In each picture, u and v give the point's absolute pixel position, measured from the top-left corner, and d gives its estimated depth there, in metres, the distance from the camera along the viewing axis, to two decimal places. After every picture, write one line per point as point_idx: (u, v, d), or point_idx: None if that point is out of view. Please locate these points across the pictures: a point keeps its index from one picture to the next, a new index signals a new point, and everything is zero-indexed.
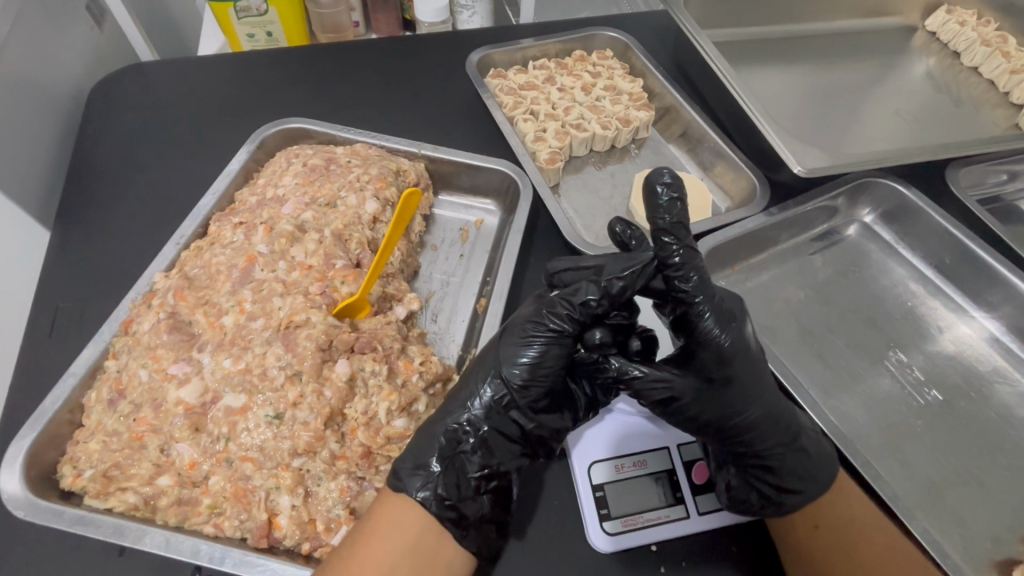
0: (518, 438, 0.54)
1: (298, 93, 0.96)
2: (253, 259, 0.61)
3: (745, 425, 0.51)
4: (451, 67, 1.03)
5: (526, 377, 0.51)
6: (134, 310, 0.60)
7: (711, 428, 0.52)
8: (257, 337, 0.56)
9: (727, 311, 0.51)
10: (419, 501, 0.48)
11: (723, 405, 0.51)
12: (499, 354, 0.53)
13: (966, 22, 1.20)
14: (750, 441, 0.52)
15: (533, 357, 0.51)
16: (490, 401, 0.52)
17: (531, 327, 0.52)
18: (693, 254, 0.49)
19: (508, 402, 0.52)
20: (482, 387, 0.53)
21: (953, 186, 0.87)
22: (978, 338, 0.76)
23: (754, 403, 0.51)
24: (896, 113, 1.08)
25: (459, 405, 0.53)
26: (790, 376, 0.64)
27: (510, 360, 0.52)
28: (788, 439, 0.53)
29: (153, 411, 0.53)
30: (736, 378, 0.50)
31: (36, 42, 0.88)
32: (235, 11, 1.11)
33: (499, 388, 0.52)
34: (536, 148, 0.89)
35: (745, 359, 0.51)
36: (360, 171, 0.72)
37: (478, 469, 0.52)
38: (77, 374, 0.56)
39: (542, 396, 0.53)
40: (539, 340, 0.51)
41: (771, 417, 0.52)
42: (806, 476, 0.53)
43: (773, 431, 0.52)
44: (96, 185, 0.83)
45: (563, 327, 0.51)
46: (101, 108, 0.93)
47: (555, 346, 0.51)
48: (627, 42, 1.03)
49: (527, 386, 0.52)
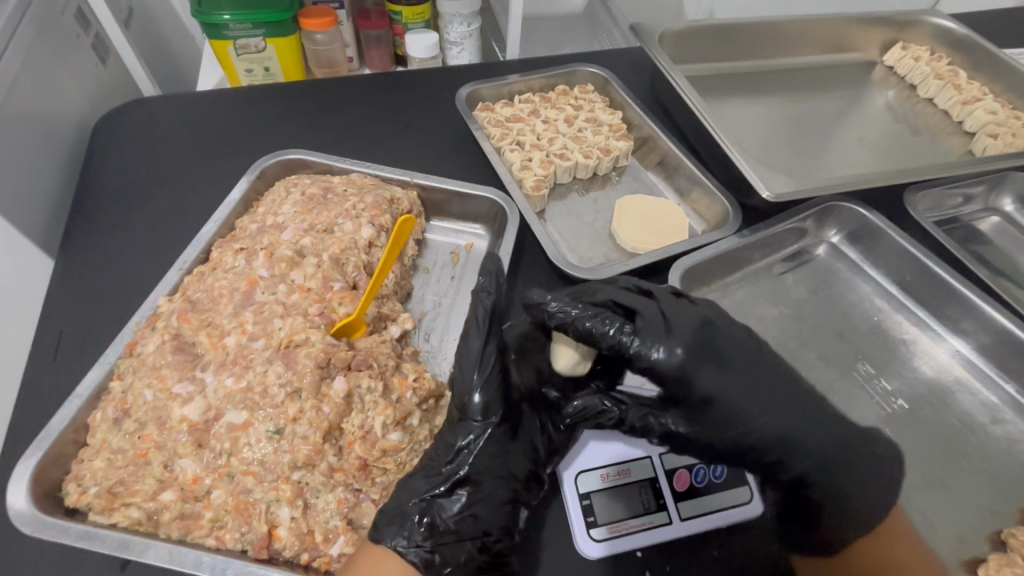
0: (501, 473, 0.57)
1: (295, 126, 1.01)
2: (254, 282, 0.64)
3: (761, 441, 0.62)
4: (441, 101, 1.09)
5: (482, 409, 0.58)
6: (139, 333, 0.62)
7: (724, 450, 0.62)
8: (258, 356, 0.58)
9: (662, 331, 0.62)
10: (393, 549, 0.51)
11: (724, 427, 0.62)
12: (457, 394, 0.59)
13: (920, 57, 1.30)
14: (776, 457, 0.63)
15: (480, 397, 0.58)
16: (461, 446, 0.57)
17: (464, 371, 0.59)
18: (596, 316, 0.61)
19: (485, 435, 0.58)
20: (456, 435, 0.58)
21: (912, 209, 0.94)
22: (939, 348, 0.81)
23: (738, 416, 0.63)
24: (858, 141, 1.16)
25: (437, 456, 0.58)
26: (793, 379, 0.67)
27: (467, 405, 0.58)
28: (807, 441, 0.64)
29: (158, 429, 0.55)
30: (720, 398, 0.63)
31: (42, 78, 0.92)
32: (235, 48, 1.17)
33: (472, 428, 0.58)
34: (523, 176, 0.94)
35: (699, 371, 0.62)
36: (356, 200, 0.76)
37: (458, 513, 0.55)
38: (83, 396, 0.58)
39: (503, 424, 0.59)
40: (478, 378, 0.58)
41: (777, 425, 0.63)
42: (855, 480, 0.63)
43: (773, 429, 0.63)
44: (98, 215, 0.86)
45: (483, 355, 0.59)
46: (103, 141, 0.96)
47: (487, 359, 0.59)
48: (607, 76, 1.10)
49: (488, 415, 0.58)
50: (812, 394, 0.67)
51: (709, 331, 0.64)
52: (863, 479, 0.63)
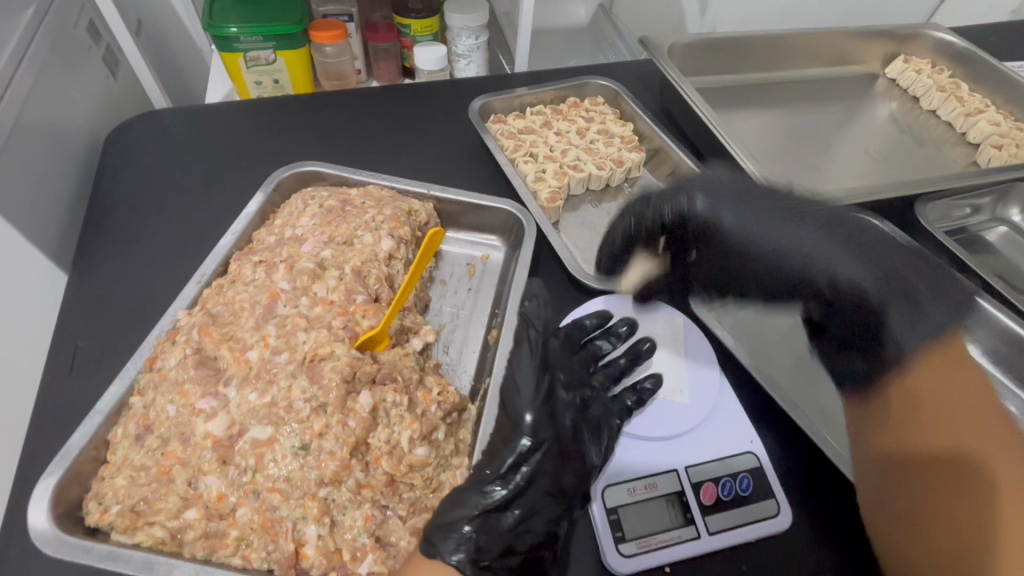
0: (552, 489, 0.56)
1: (308, 138, 1.01)
2: (275, 295, 0.64)
3: (801, 271, 0.68)
4: (453, 113, 1.09)
5: (531, 428, 0.58)
6: (159, 347, 0.62)
7: (750, 272, 0.72)
8: (281, 371, 0.58)
9: (679, 186, 0.72)
10: (453, 564, 0.50)
11: (758, 259, 0.70)
12: (510, 413, 0.60)
13: (921, 70, 1.32)
14: (817, 277, 0.68)
15: (529, 419, 0.58)
16: (513, 461, 0.56)
17: (515, 396, 0.61)
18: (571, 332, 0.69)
19: (535, 454, 0.57)
20: (510, 449, 0.57)
21: (923, 219, 0.95)
22: None
23: (776, 247, 0.69)
24: (864, 152, 1.18)
25: (492, 470, 0.56)
26: (841, 224, 0.69)
27: (517, 424, 0.59)
28: (850, 259, 0.67)
29: (182, 445, 0.54)
30: (735, 227, 0.70)
31: (54, 91, 0.92)
32: (245, 60, 1.18)
33: (523, 443, 0.57)
34: (537, 188, 0.95)
35: (713, 216, 0.70)
36: (375, 212, 0.76)
37: (512, 526, 0.54)
38: (103, 412, 0.57)
39: (551, 444, 0.58)
40: (530, 405, 0.59)
41: (815, 247, 0.68)
42: (907, 316, 0.63)
43: (820, 259, 0.67)
44: (112, 227, 0.85)
45: (533, 380, 0.61)
46: (116, 154, 0.96)
47: (539, 376, 0.62)
48: (617, 89, 1.11)
49: (535, 436, 0.57)
50: (857, 228, 0.69)
51: (728, 177, 0.73)
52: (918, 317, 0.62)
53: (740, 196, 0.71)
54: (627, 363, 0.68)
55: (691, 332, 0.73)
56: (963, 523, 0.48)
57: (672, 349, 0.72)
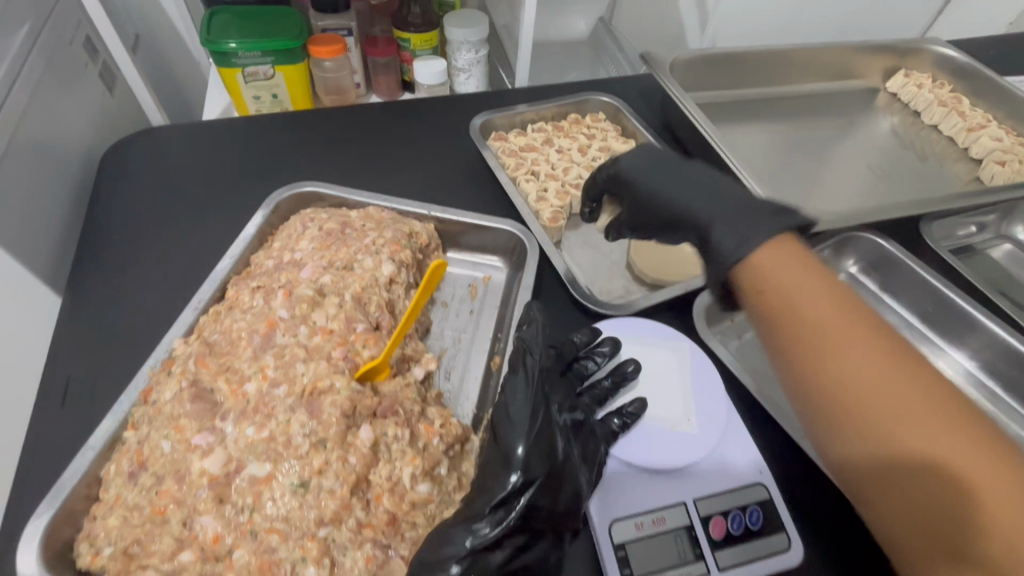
0: (543, 525, 0.54)
1: (307, 156, 1.00)
2: (274, 324, 0.62)
3: (669, 213, 0.72)
4: (453, 130, 1.08)
5: (525, 463, 0.54)
6: (155, 378, 0.60)
7: (642, 223, 0.79)
8: (280, 404, 0.56)
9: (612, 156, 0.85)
10: None
11: (643, 208, 0.77)
12: (502, 446, 0.57)
13: (922, 85, 1.31)
14: (681, 219, 0.70)
15: (523, 451, 0.55)
16: (505, 497, 0.53)
17: (507, 424, 0.58)
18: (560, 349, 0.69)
19: (530, 490, 0.54)
20: (500, 482, 0.54)
21: (929, 238, 0.94)
22: (963, 382, 0.81)
23: (654, 195, 0.74)
24: (866, 168, 1.17)
25: (481, 503, 0.54)
26: (717, 184, 0.69)
27: (510, 457, 0.55)
28: (710, 203, 0.67)
29: (177, 483, 0.52)
30: (633, 177, 0.78)
31: (49, 110, 0.91)
32: (243, 75, 1.16)
33: (514, 477, 0.54)
34: (539, 208, 0.93)
35: (625, 175, 0.80)
36: (375, 235, 0.74)
37: (502, 563, 0.52)
38: (95, 448, 0.56)
39: (544, 482, 0.55)
40: (525, 435, 0.56)
41: (682, 195, 0.71)
42: (736, 218, 0.63)
43: (680, 200, 0.70)
44: (107, 249, 0.84)
45: (525, 407, 0.59)
46: (112, 173, 0.95)
47: (534, 410, 0.59)
48: (618, 106, 1.10)
49: (530, 470, 0.54)
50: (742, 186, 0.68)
51: (644, 147, 0.81)
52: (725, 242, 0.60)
53: (648, 166, 0.78)
54: (612, 386, 0.68)
55: (696, 359, 0.72)
56: (953, 508, 0.43)
57: (676, 373, 0.71)
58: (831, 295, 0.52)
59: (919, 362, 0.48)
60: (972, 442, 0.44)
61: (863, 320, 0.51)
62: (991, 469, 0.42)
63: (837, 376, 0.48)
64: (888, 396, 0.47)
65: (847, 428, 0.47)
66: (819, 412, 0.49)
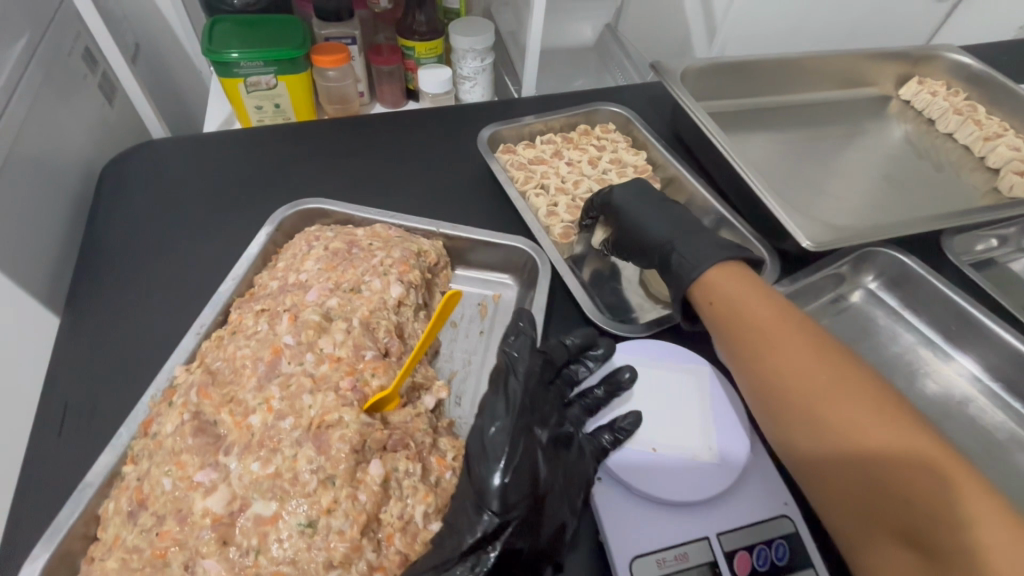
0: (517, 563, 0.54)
1: (311, 169, 0.98)
2: (279, 351, 0.60)
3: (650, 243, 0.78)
4: (460, 142, 1.06)
5: (502, 501, 0.52)
6: (155, 409, 0.58)
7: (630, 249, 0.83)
8: (286, 438, 0.54)
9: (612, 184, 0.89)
10: None
11: (631, 235, 0.81)
12: (476, 479, 0.54)
13: (936, 93, 1.29)
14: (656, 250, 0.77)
15: (500, 484, 0.53)
16: (481, 537, 0.51)
17: (483, 453, 0.55)
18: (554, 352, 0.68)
19: (505, 529, 0.52)
20: (474, 522, 0.52)
21: (950, 253, 0.91)
22: (991, 405, 0.77)
23: (640, 226, 0.80)
24: (881, 178, 1.15)
25: (453, 543, 0.52)
26: (688, 223, 0.79)
27: (485, 492, 0.53)
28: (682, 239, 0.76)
29: (178, 524, 0.50)
30: (621, 207, 0.84)
31: (48, 124, 0.89)
32: (245, 85, 1.14)
33: (488, 516, 0.52)
34: (550, 223, 0.91)
35: (616, 203, 0.85)
36: (383, 255, 0.72)
37: None
38: (94, 484, 0.53)
39: (521, 522, 0.53)
40: (503, 467, 0.54)
41: (654, 222, 0.79)
42: (697, 249, 0.73)
43: (658, 232, 0.78)
44: (105, 267, 0.81)
45: (505, 434, 0.56)
46: (111, 187, 0.93)
47: (514, 441, 0.56)
48: (628, 116, 1.08)
49: (507, 507, 0.52)
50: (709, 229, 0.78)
51: (637, 181, 0.88)
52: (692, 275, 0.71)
53: (636, 199, 0.84)
54: (605, 395, 0.68)
55: (716, 383, 0.70)
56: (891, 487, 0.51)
57: (696, 398, 0.68)
58: (768, 303, 0.64)
59: (841, 354, 0.60)
60: (889, 415, 0.53)
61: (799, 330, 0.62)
62: (908, 436, 0.52)
63: (775, 371, 0.60)
64: (828, 391, 0.56)
65: (791, 415, 0.57)
66: (770, 404, 0.60)
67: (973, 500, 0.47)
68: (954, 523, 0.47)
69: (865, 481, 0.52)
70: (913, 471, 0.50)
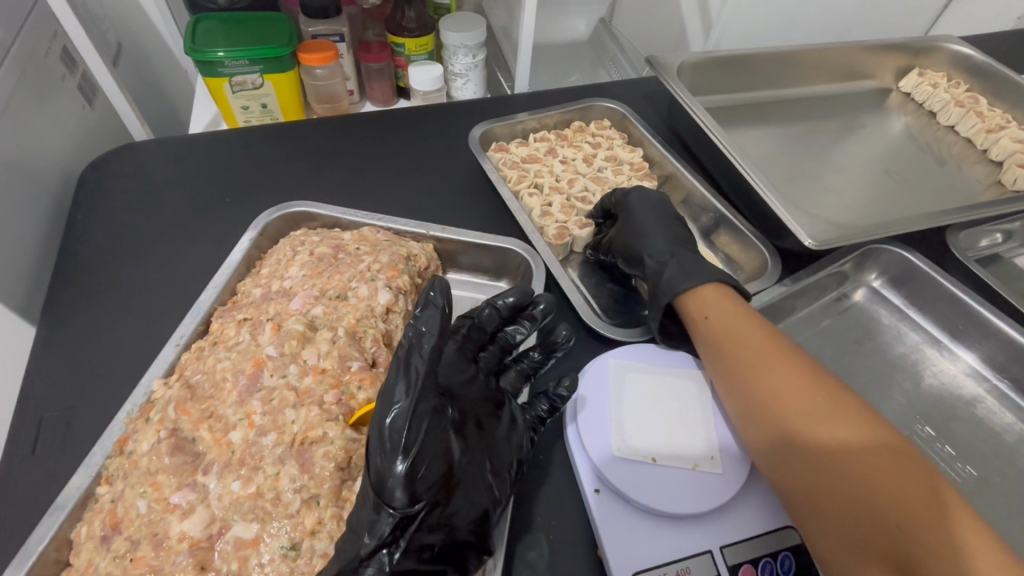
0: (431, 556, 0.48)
1: (299, 171, 0.95)
2: (261, 363, 0.57)
3: (642, 250, 0.76)
4: (452, 141, 1.03)
5: (407, 492, 0.46)
6: (132, 426, 0.56)
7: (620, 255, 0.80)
8: (268, 455, 0.51)
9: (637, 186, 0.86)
10: None
11: (625, 238, 0.79)
12: (373, 471, 0.47)
13: (938, 84, 1.26)
14: (647, 258, 0.75)
15: (404, 472, 0.46)
16: (387, 535, 0.45)
17: (384, 438, 0.48)
18: (486, 316, 0.62)
19: (411, 521, 0.47)
20: (377, 518, 0.46)
21: (954, 249, 0.89)
22: (998, 405, 0.75)
23: (637, 230, 0.78)
24: (881, 172, 1.12)
25: (354, 536, 0.46)
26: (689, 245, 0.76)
27: (386, 485, 0.46)
28: (675, 254, 0.74)
29: (154, 550, 0.47)
30: (634, 207, 0.81)
31: (23, 128, 0.86)
32: (230, 85, 1.11)
33: (391, 511, 0.46)
34: (544, 224, 0.89)
35: (633, 202, 0.82)
36: (370, 260, 0.69)
37: None
38: (65, 507, 0.51)
39: (429, 510, 0.48)
40: (409, 451, 0.47)
41: (653, 230, 0.77)
42: (689, 264, 0.72)
43: (655, 241, 0.75)
44: (82, 276, 0.78)
45: (404, 413, 0.48)
46: (89, 192, 0.89)
47: (418, 419, 0.49)
48: (624, 112, 1.05)
49: (417, 497, 0.47)
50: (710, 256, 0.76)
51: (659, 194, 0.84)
52: (682, 289, 0.68)
53: (652, 205, 0.81)
54: (542, 356, 0.67)
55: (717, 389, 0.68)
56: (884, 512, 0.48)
57: (697, 401, 0.66)
58: (758, 321, 0.64)
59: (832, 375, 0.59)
60: (885, 440, 0.52)
61: (789, 349, 0.61)
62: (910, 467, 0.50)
63: (771, 390, 0.57)
64: (816, 405, 0.55)
65: (776, 425, 0.56)
66: (756, 413, 0.58)
67: (971, 534, 0.45)
68: (949, 556, 0.44)
69: (862, 509, 0.49)
70: (914, 503, 0.47)
